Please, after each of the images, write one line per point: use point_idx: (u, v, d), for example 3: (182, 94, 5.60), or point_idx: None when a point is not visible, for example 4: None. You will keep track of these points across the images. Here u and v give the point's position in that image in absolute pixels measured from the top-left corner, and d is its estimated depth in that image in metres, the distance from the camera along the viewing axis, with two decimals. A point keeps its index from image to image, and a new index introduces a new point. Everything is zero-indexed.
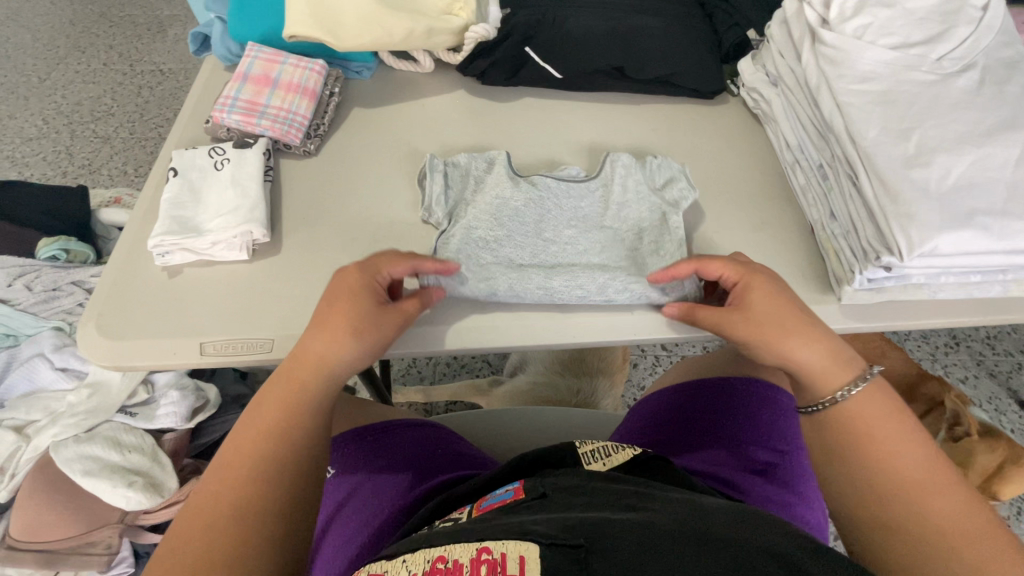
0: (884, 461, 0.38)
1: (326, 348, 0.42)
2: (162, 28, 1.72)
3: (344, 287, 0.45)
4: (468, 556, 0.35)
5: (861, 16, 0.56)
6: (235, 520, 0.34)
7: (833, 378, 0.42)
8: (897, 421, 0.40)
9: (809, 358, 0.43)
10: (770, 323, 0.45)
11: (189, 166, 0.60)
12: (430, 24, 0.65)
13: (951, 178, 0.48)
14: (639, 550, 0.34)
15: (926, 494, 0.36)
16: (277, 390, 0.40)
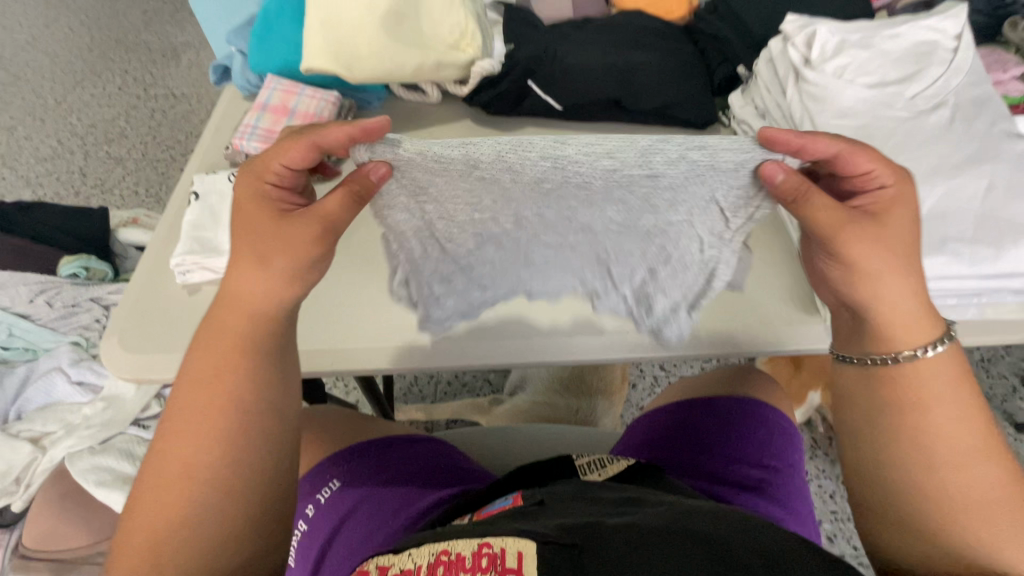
0: (927, 425, 0.39)
1: (245, 292, 0.41)
2: (176, 54, 1.79)
3: (249, 213, 0.43)
4: (470, 550, 0.38)
5: (839, 57, 0.60)
6: (197, 490, 0.37)
7: (902, 333, 0.41)
8: (958, 390, 0.40)
9: (897, 302, 0.41)
10: (889, 248, 0.41)
11: (210, 190, 0.64)
12: (439, 59, 0.70)
13: (925, 208, 0.52)
14: (632, 549, 0.37)
15: (958, 460, 0.38)
16: (213, 345, 0.40)
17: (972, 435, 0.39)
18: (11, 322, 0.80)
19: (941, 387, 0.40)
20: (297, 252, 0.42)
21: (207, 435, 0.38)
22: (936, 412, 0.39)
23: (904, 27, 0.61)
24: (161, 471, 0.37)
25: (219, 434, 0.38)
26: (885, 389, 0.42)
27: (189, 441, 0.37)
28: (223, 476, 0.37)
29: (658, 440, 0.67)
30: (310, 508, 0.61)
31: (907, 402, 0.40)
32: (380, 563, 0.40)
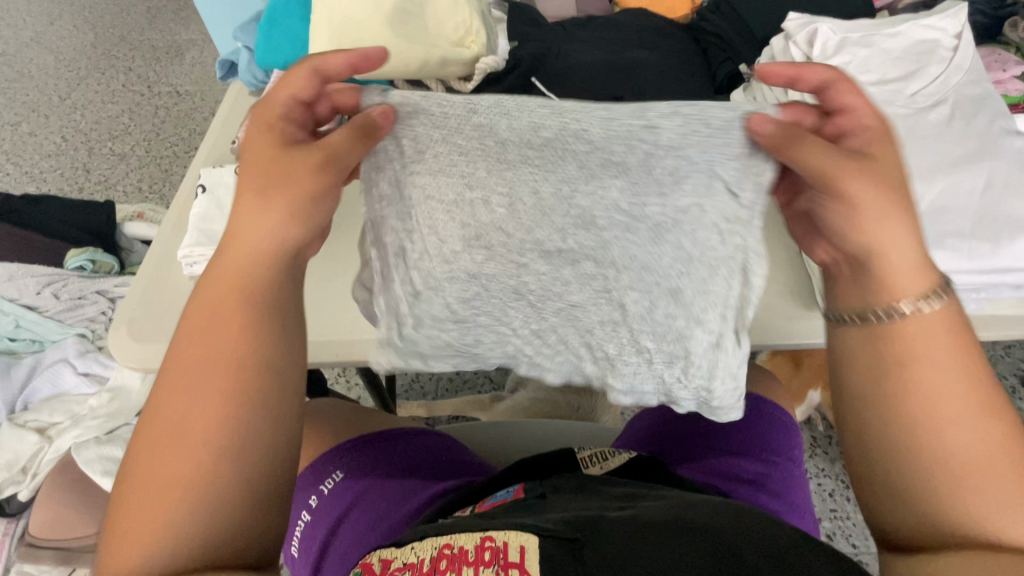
0: (917, 382, 0.36)
1: (248, 234, 0.39)
2: (179, 52, 1.80)
3: (257, 138, 0.41)
4: (472, 544, 0.38)
5: (840, 55, 0.61)
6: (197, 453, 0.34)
7: (905, 282, 0.37)
8: (949, 342, 0.37)
9: (896, 252, 0.37)
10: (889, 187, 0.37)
11: (216, 183, 0.64)
12: (443, 55, 0.71)
13: (924, 204, 0.52)
14: (634, 539, 0.39)
15: (954, 421, 0.35)
16: (208, 294, 0.38)
17: (967, 390, 0.36)
18: (18, 314, 0.81)
19: (933, 340, 0.36)
20: (303, 179, 0.39)
21: (199, 393, 0.35)
22: (926, 366, 0.36)
23: (904, 26, 0.62)
24: (154, 436, 0.35)
25: (213, 392, 0.35)
26: (875, 346, 0.38)
27: (189, 399, 0.35)
28: (219, 437, 0.34)
29: (658, 436, 0.68)
30: (313, 498, 0.61)
31: (897, 358, 0.37)
32: (384, 556, 0.41)
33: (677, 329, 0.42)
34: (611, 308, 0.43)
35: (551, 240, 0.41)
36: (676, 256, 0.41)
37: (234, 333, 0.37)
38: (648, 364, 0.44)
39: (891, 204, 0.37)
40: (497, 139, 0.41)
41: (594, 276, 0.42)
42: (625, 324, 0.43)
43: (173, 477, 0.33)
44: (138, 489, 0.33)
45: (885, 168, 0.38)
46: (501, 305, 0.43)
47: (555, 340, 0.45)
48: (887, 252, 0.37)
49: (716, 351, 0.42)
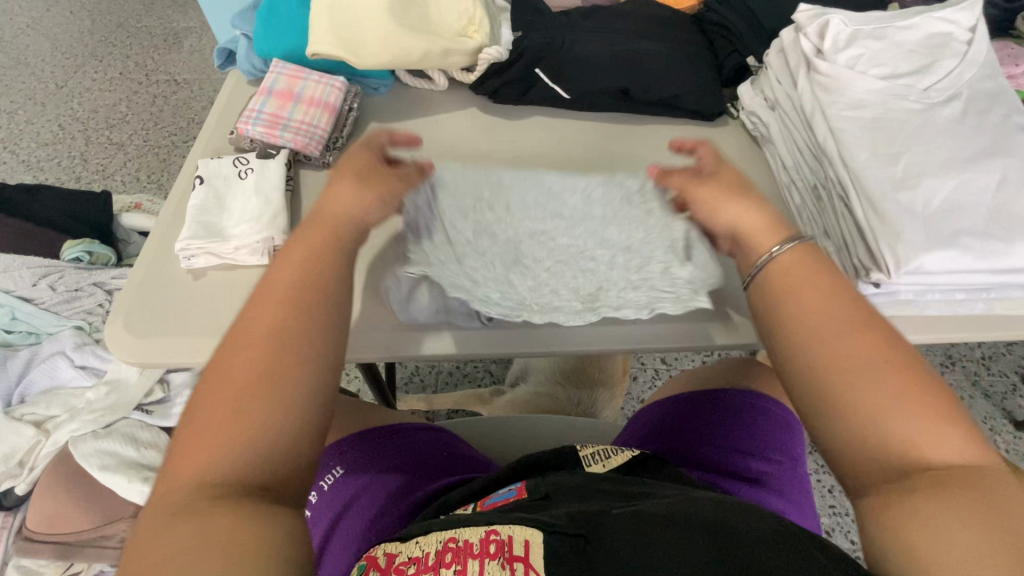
0: (810, 315, 0.39)
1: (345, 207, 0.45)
2: (177, 39, 1.77)
3: (354, 152, 0.49)
4: (478, 536, 0.39)
5: (852, 48, 0.59)
6: (245, 372, 0.34)
7: (765, 239, 0.45)
8: (823, 274, 0.40)
9: (744, 220, 0.47)
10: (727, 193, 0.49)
11: (215, 175, 0.64)
12: (446, 45, 0.69)
13: (937, 201, 0.51)
14: (635, 534, 0.38)
15: (849, 344, 0.36)
16: (305, 237, 0.42)
17: (855, 314, 0.38)
18: (13, 305, 0.80)
19: (806, 274, 0.41)
20: (394, 193, 0.48)
21: (270, 313, 0.36)
22: (811, 299, 0.39)
23: (918, 18, 0.61)
24: (222, 354, 0.35)
25: (282, 311, 0.36)
26: (764, 293, 0.42)
27: (251, 319, 0.36)
28: (281, 350, 0.35)
29: (659, 432, 0.67)
30: (313, 494, 0.60)
31: (782, 300, 0.40)
32: (387, 551, 0.40)
33: (639, 262, 0.53)
34: (587, 258, 0.53)
35: (541, 225, 0.54)
36: (626, 229, 0.54)
37: (310, 262, 0.40)
38: (628, 291, 0.51)
39: (719, 195, 0.48)
40: (496, 178, 0.57)
41: (572, 243, 0.54)
42: (604, 267, 0.53)
43: (232, 390, 0.33)
44: (198, 409, 0.33)
45: (726, 177, 0.49)
46: (503, 270, 0.51)
47: (550, 291, 0.51)
48: (735, 224, 0.47)
49: (668, 276, 0.52)
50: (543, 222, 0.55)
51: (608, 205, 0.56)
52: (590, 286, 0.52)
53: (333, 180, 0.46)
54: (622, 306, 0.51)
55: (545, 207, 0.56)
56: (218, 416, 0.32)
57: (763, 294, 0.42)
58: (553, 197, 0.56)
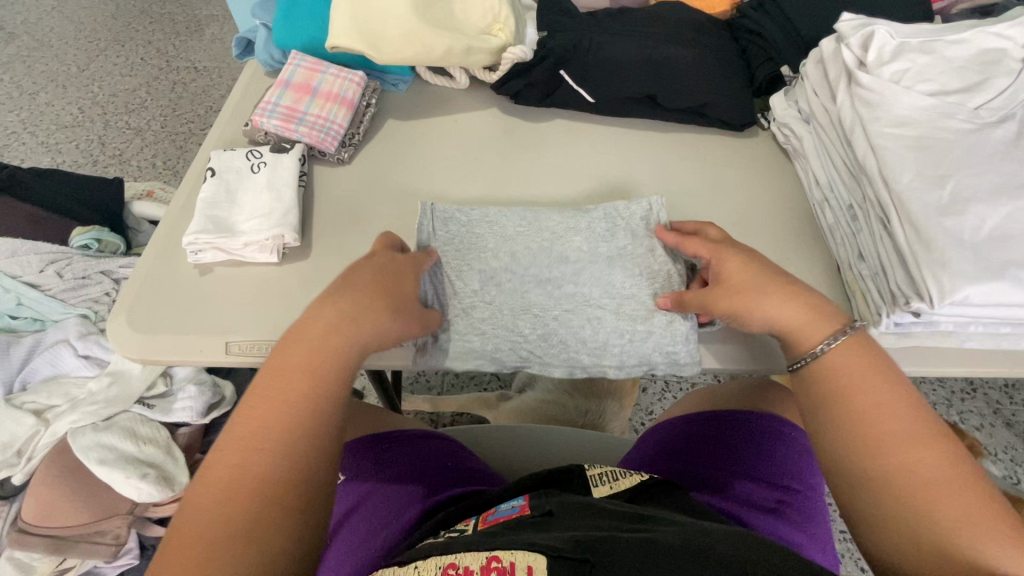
0: (874, 430, 0.39)
1: (366, 315, 0.42)
2: (199, 27, 1.77)
3: (396, 269, 0.47)
4: (478, 564, 0.34)
5: (897, 62, 0.56)
6: (248, 504, 0.34)
7: (811, 335, 0.44)
8: (884, 380, 0.41)
9: (783, 320, 0.46)
10: (759, 293, 0.46)
11: (226, 167, 0.62)
12: (469, 43, 0.66)
13: (986, 228, 0.48)
14: (639, 563, 0.33)
15: (918, 458, 0.37)
16: (297, 356, 0.39)
17: (897, 425, 0.39)
18: (20, 291, 0.79)
19: (861, 375, 0.41)
20: (410, 329, 0.46)
21: (280, 460, 0.35)
22: (873, 415, 0.40)
23: (969, 33, 0.58)
24: (198, 505, 0.34)
25: (296, 455, 0.36)
26: (817, 389, 0.43)
27: (262, 446, 0.36)
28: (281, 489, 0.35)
29: (669, 453, 0.63)
30: None
31: (847, 417, 0.40)
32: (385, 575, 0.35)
33: (644, 312, 0.53)
34: (597, 316, 0.53)
35: (546, 275, 0.55)
36: (630, 278, 0.54)
37: (331, 390, 0.39)
38: (632, 343, 0.53)
39: (753, 297, 0.46)
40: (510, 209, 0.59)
41: (578, 291, 0.54)
42: (611, 316, 0.53)
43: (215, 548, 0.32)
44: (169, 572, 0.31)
45: (737, 276, 0.47)
46: (512, 318, 0.53)
47: (559, 342, 0.53)
48: (773, 325, 0.46)
49: (671, 327, 0.52)
50: (548, 269, 0.55)
51: (612, 246, 0.56)
52: (596, 336, 0.53)
53: (353, 287, 0.43)
54: (623, 363, 0.53)
55: (549, 254, 0.56)
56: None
57: (816, 399, 0.43)
58: (556, 246, 0.56)
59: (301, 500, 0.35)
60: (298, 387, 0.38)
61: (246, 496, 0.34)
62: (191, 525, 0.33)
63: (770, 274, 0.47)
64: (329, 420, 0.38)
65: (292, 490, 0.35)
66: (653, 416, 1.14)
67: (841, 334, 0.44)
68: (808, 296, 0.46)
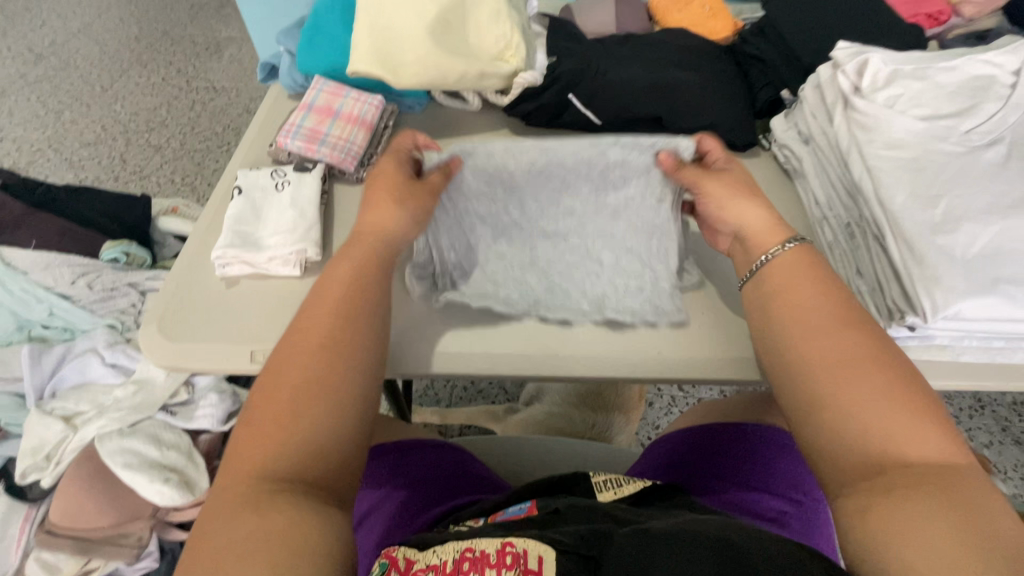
0: (802, 322, 0.43)
1: (383, 220, 0.50)
2: (219, 49, 1.84)
3: (393, 169, 0.53)
4: (494, 548, 0.36)
5: (891, 87, 0.59)
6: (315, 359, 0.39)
7: (769, 238, 0.49)
8: (812, 284, 0.45)
9: (750, 219, 0.50)
10: (736, 192, 0.51)
11: (252, 186, 0.65)
12: (482, 68, 0.70)
13: (977, 246, 0.50)
14: (641, 550, 0.35)
15: (845, 343, 0.41)
16: (349, 256, 0.47)
17: (823, 316, 0.43)
18: (52, 302, 0.82)
19: (797, 280, 0.45)
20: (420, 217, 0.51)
21: (338, 328, 0.41)
22: (802, 310, 0.44)
23: (960, 60, 0.60)
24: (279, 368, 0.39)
25: (348, 327, 0.42)
26: (759, 292, 0.47)
27: (314, 316, 0.42)
28: (336, 346, 0.41)
29: (676, 463, 0.65)
30: None
31: (781, 314, 0.44)
32: (407, 554, 0.38)
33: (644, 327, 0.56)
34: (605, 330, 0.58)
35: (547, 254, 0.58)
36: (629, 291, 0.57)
37: (371, 284, 0.46)
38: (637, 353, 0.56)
39: (734, 192, 0.51)
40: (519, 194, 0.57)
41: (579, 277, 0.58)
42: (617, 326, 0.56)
43: (296, 384, 0.38)
44: (258, 408, 0.37)
45: (734, 175, 0.52)
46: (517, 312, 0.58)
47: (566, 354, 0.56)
48: (739, 222, 0.51)
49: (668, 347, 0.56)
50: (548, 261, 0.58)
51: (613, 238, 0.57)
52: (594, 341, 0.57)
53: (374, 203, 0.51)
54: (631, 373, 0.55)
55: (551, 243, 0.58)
56: (272, 421, 0.36)
57: (762, 303, 0.47)
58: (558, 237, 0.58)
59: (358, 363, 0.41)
60: (337, 277, 0.45)
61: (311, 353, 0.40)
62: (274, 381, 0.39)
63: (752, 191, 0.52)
64: (371, 296, 0.45)
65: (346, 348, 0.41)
66: (660, 430, 1.15)
67: (783, 247, 0.48)
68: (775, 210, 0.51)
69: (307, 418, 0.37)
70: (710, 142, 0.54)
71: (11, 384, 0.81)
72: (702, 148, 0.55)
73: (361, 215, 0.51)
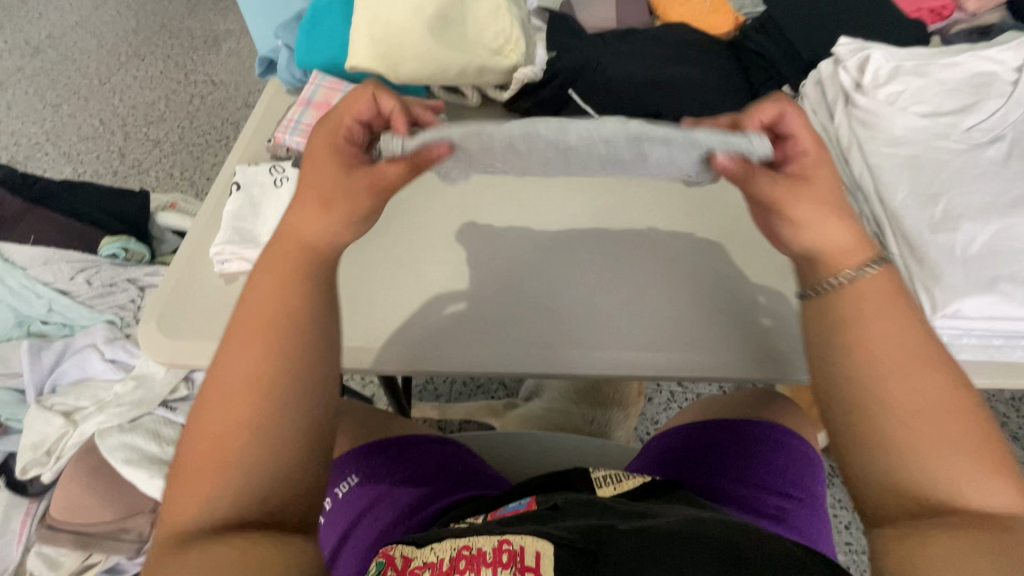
0: (877, 351, 0.35)
1: (309, 226, 0.39)
2: (217, 42, 1.82)
3: (329, 155, 0.41)
4: (491, 545, 0.36)
5: (892, 84, 0.59)
6: (235, 396, 0.33)
7: (845, 257, 0.38)
8: (895, 306, 0.36)
9: (828, 239, 0.38)
10: (822, 200, 0.39)
11: (251, 182, 0.65)
12: (482, 63, 0.70)
13: (977, 244, 0.50)
14: (640, 549, 0.35)
15: (924, 384, 0.33)
16: (264, 274, 0.37)
17: (904, 347, 0.34)
18: (52, 298, 0.82)
19: (878, 302, 0.36)
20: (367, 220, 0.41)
21: (255, 356, 0.34)
22: (885, 341, 0.35)
23: (963, 56, 0.60)
24: (205, 407, 0.33)
25: (266, 353, 0.34)
26: (828, 312, 0.37)
27: (230, 345, 0.35)
28: (257, 380, 0.34)
29: (674, 459, 0.65)
30: (328, 500, 0.60)
31: (855, 343, 0.36)
32: (405, 553, 0.38)
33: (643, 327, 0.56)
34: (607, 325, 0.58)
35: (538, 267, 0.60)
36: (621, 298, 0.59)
37: (289, 296, 0.36)
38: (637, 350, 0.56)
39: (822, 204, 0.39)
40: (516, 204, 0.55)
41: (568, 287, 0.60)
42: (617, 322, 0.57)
43: (219, 432, 0.32)
44: (186, 456, 0.33)
45: (824, 180, 0.39)
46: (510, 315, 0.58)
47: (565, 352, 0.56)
48: (819, 242, 0.39)
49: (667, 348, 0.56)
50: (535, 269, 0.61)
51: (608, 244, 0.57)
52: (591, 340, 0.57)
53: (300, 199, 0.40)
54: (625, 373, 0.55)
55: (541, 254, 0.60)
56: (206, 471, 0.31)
57: (826, 321, 0.37)
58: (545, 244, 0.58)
59: (285, 392, 0.34)
60: (251, 300, 0.36)
61: (229, 390, 0.33)
62: (199, 428, 0.33)
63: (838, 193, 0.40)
64: (293, 314, 0.36)
65: (269, 371, 0.34)
66: (659, 425, 1.15)
67: (870, 266, 0.37)
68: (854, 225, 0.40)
69: (235, 466, 0.32)
70: (793, 122, 0.41)
71: (11, 379, 0.81)
72: (780, 127, 0.42)
73: (284, 215, 0.40)
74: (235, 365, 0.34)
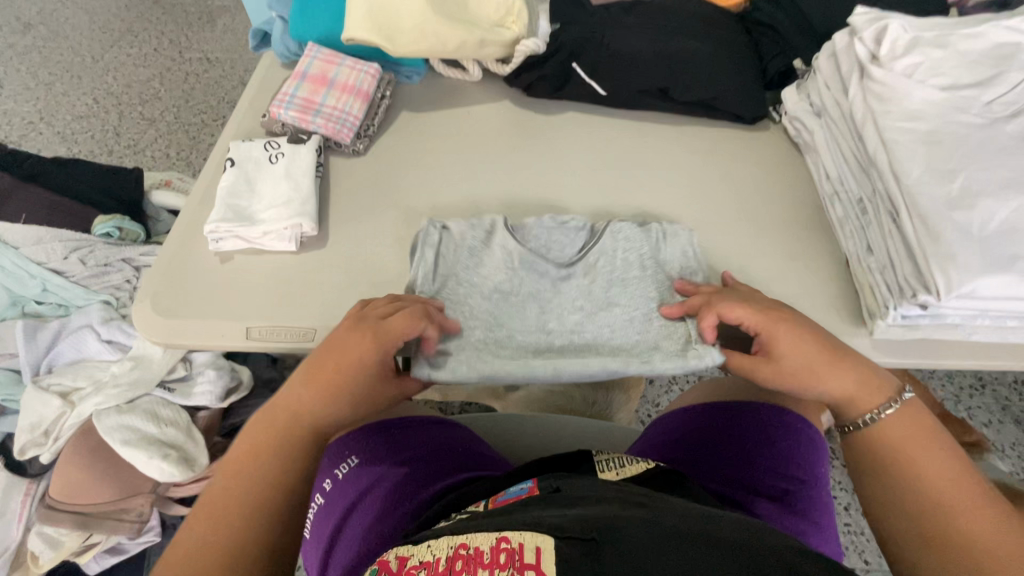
0: (929, 488, 0.41)
1: (314, 399, 0.45)
2: (211, 18, 1.78)
3: (351, 355, 0.46)
4: (489, 544, 0.35)
5: (911, 55, 0.56)
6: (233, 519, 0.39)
7: (867, 398, 0.46)
8: (930, 440, 0.43)
9: (836, 390, 0.47)
10: (803, 367, 0.47)
11: (245, 158, 0.63)
12: (483, 36, 0.67)
13: (995, 222, 0.49)
14: (649, 544, 0.34)
15: (982, 517, 0.38)
16: (268, 418, 0.44)
17: (957, 483, 0.40)
18: (45, 278, 0.81)
19: (914, 439, 0.43)
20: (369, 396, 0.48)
21: (264, 479, 0.41)
22: (936, 478, 0.41)
23: (983, 26, 0.58)
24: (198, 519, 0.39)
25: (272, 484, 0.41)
26: (868, 451, 0.45)
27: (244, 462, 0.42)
28: (256, 512, 0.40)
29: (675, 441, 0.64)
30: (328, 482, 0.60)
31: (912, 484, 0.41)
32: (400, 554, 0.37)
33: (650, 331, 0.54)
34: (613, 303, 0.56)
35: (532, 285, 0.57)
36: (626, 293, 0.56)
37: (295, 438, 0.44)
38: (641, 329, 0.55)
39: (808, 372, 0.47)
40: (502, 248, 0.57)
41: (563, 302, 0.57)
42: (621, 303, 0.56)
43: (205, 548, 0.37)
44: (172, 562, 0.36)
45: (790, 360, 0.48)
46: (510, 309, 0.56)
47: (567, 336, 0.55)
48: (830, 392, 0.47)
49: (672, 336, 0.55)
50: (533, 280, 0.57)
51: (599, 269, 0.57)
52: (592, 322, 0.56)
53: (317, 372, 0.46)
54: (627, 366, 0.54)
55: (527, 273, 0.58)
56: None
57: (873, 459, 0.44)
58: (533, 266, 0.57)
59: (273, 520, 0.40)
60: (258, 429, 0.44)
61: (229, 512, 0.39)
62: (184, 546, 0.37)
63: (817, 345, 0.48)
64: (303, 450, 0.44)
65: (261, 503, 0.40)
66: (660, 408, 1.15)
67: (891, 405, 0.45)
68: (857, 363, 0.48)
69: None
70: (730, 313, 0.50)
71: (7, 360, 0.80)
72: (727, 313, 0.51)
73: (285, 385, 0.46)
74: (243, 489, 0.40)
